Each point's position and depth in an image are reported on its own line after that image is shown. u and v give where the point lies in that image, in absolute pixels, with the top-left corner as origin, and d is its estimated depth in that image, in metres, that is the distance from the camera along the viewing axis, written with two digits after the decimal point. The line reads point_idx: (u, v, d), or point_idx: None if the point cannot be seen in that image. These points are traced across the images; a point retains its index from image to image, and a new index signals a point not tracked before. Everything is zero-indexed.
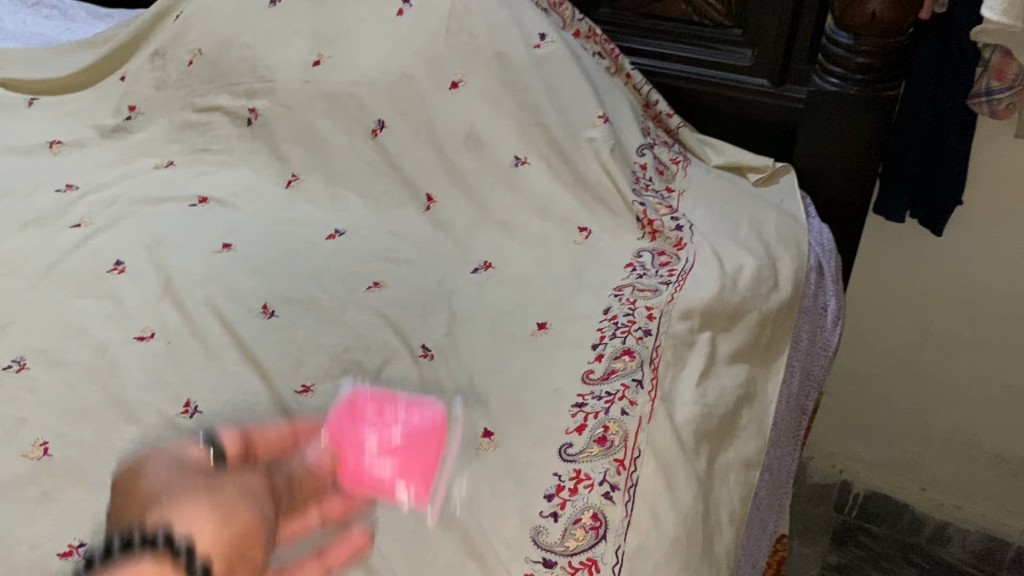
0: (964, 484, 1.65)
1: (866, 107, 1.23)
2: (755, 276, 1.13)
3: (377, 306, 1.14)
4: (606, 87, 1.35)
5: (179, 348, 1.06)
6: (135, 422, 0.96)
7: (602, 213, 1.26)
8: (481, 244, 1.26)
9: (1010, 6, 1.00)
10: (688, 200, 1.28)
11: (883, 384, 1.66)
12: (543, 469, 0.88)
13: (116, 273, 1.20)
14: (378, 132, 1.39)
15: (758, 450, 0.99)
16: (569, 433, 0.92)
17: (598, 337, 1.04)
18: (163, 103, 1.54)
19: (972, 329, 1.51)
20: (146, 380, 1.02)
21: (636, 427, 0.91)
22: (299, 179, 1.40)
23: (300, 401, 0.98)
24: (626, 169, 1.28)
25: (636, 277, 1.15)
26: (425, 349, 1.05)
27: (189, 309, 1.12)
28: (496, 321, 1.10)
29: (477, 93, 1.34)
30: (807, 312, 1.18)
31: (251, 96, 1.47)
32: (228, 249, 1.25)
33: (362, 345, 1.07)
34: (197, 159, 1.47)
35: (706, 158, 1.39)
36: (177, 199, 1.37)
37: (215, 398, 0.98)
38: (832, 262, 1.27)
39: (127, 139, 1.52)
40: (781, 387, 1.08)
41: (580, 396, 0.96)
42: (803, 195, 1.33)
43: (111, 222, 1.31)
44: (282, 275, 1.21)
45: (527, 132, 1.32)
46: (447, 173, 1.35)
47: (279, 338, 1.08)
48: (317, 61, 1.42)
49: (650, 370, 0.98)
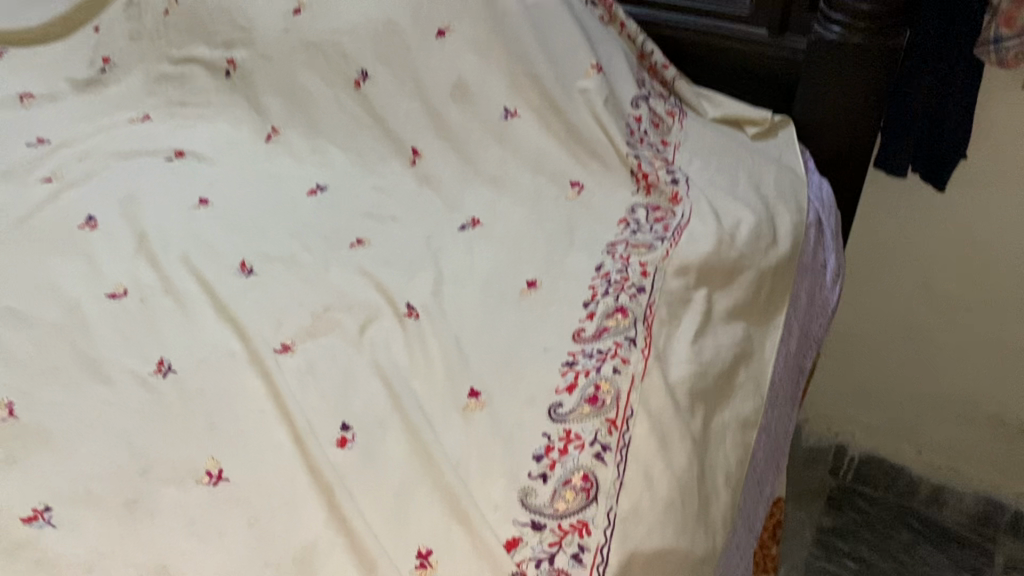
0: (961, 447, 1.63)
1: (868, 56, 1.18)
2: (754, 231, 1.09)
3: (359, 264, 1.10)
4: (599, 36, 1.30)
5: (154, 306, 1.02)
6: (106, 382, 0.91)
7: (595, 167, 1.21)
8: (470, 201, 1.22)
9: None
10: (685, 153, 1.24)
11: (881, 345, 1.63)
12: (532, 430, 0.85)
13: (87, 229, 1.15)
14: (361, 84, 1.33)
15: (755, 410, 0.96)
16: (559, 393, 0.88)
17: (590, 295, 1.01)
18: (138, 54, 1.47)
19: (972, 289, 1.48)
20: (118, 338, 0.97)
21: (628, 386, 0.87)
22: (280, 133, 1.35)
23: (280, 360, 0.94)
24: (620, 121, 1.23)
25: (630, 233, 1.10)
26: (410, 309, 1.02)
27: (164, 266, 1.08)
28: (485, 279, 1.06)
29: (464, 42, 1.29)
30: (806, 269, 1.15)
31: (229, 47, 1.41)
32: (205, 205, 1.21)
33: (344, 304, 1.03)
34: (175, 113, 1.41)
35: (702, 112, 1.34)
36: (152, 152, 1.32)
37: (190, 358, 0.94)
38: (831, 219, 1.23)
39: (101, 92, 1.46)
40: (779, 345, 1.04)
41: (571, 354, 0.93)
42: (802, 148, 1.28)
43: (83, 177, 1.26)
44: (261, 231, 1.16)
45: (517, 83, 1.26)
46: (433, 127, 1.30)
47: (258, 296, 1.04)
48: (298, 10, 1.36)
49: (644, 328, 0.94)
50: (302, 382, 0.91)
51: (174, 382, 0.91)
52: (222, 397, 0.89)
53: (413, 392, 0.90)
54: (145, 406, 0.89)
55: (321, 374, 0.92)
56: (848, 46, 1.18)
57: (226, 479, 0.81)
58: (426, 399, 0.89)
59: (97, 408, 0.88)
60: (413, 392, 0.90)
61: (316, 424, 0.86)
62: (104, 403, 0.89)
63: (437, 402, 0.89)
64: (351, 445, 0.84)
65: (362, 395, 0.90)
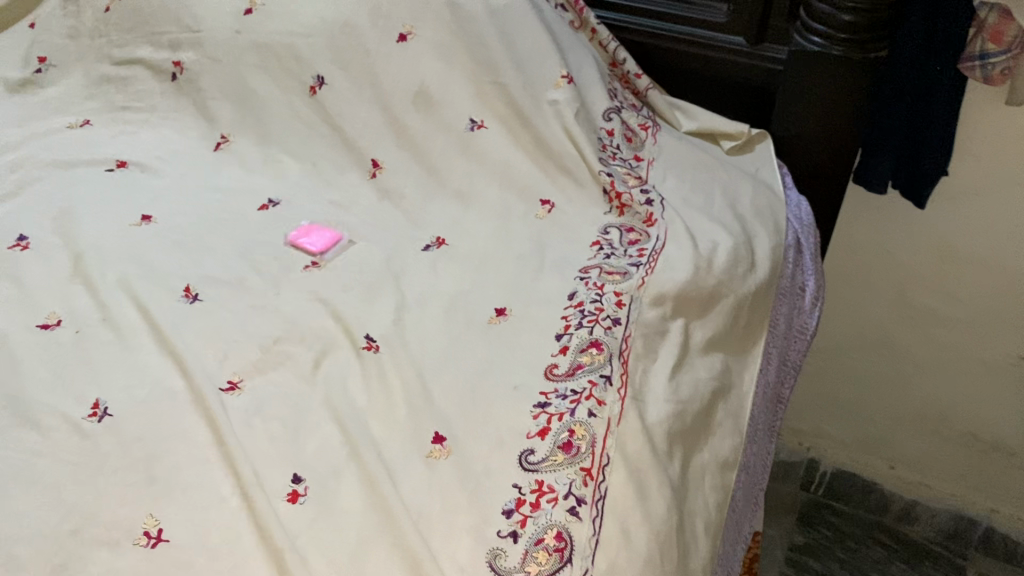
0: (934, 463, 1.61)
1: (850, 69, 1.13)
2: (732, 255, 1.03)
3: (312, 289, 1.02)
4: (570, 42, 1.24)
5: (90, 338, 0.94)
6: (34, 428, 0.84)
7: (566, 183, 1.15)
8: (433, 216, 1.15)
9: None
10: (658, 169, 1.18)
11: (855, 360, 1.60)
12: (500, 479, 0.78)
13: (18, 249, 1.07)
14: (316, 89, 1.25)
15: (735, 447, 0.90)
16: (530, 438, 0.82)
17: (563, 326, 0.94)
18: (77, 54, 1.37)
19: (949, 305, 1.44)
20: (50, 377, 0.90)
21: (604, 431, 0.81)
22: (230, 141, 1.27)
23: (225, 400, 0.87)
24: (592, 136, 1.18)
25: (604, 257, 1.04)
26: (369, 341, 0.94)
27: (101, 291, 1.00)
28: (450, 304, 1.00)
29: (426, 46, 1.21)
30: (784, 293, 1.09)
31: (175, 48, 1.31)
32: (148, 221, 1.12)
33: (296, 334, 0.95)
34: (117, 118, 1.32)
35: (676, 124, 1.29)
36: (91, 162, 1.23)
37: (129, 398, 0.87)
38: (811, 238, 1.18)
39: (38, 95, 1.37)
40: (759, 376, 0.99)
41: (543, 394, 0.87)
42: (780, 164, 1.24)
43: (15, 190, 1.17)
44: (207, 251, 1.08)
45: (483, 92, 1.19)
46: (394, 136, 1.23)
47: (202, 324, 0.96)
48: (249, 9, 1.26)
49: (619, 364, 0.88)
50: (248, 425, 0.84)
51: (109, 427, 0.84)
52: (162, 443, 0.82)
53: (370, 435, 0.83)
54: (77, 455, 0.81)
55: (270, 415, 0.85)
56: (830, 58, 1.13)
57: (167, 540, 0.74)
58: (385, 443, 0.83)
59: (24, 458, 0.81)
60: (370, 435, 0.83)
61: (265, 473, 0.80)
62: (33, 453, 0.81)
63: (397, 446, 0.82)
64: (303, 499, 0.77)
65: (315, 436, 0.83)
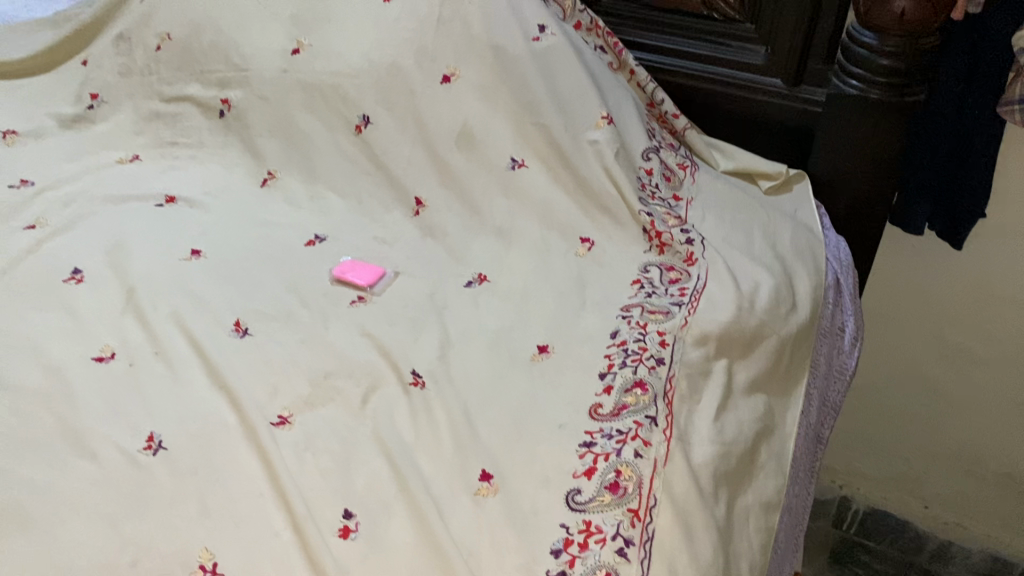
0: (970, 504, 1.60)
1: (888, 112, 1.14)
2: (773, 296, 1.04)
3: (361, 324, 1.04)
4: (609, 83, 1.26)
5: (144, 370, 0.96)
6: (90, 459, 0.85)
7: (606, 222, 1.17)
8: (475, 254, 1.16)
9: None
10: (697, 209, 1.20)
11: (889, 397, 1.60)
12: (549, 518, 0.79)
13: (72, 283, 1.09)
14: (362, 128, 1.28)
15: (779, 489, 0.91)
16: (577, 478, 0.82)
17: (606, 365, 0.95)
18: (128, 90, 1.42)
19: (985, 344, 1.44)
20: (104, 409, 0.91)
21: (651, 472, 0.82)
22: (276, 177, 1.30)
23: (276, 434, 0.88)
24: (631, 175, 1.19)
25: (646, 296, 1.06)
26: (416, 376, 0.95)
27: (153, 325, 1.02)
28: (493, 341, 1.01)
29: (469, 87, 1.24)
30: (825, 333, 1.10)
31: (224, 86, 1.35)
32: (197, 255, 1.15)
33: (345, 369, 0.96)
34: (166, 154, 1.35)
35: (714, 163, 1.31)
36: (141, 197, 1.26)
37: (182, 432, 0.88)
38: (849, 278, 1.19)
39: (89, 130, 1.41)
40: (801, 416, 1.00)
41: (588, 434, 0.87)
42: (818, 203, 1.26)
43: (68, 224, 1.19)
44: (256, 285, 1.10)
45: (525, 131, 1.22)
46: (437, 175, 1.25)
47: (252, 358, 0.98)
48: (296, 49, 1.30)
49: (664, 405, 0.89)
50: (299, 459, 0.85)
51: (164, 459, 0.85)
52: (215, 475, 0.84)
53: (418, 469, 0.84)
54: (133, 486, 0.82)
55: (319, 449, 0.86)
56: (867, 101, 1.15)
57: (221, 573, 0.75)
58: (433, 479, 0.83)
59: (81, 489, 0.82)
60: (418, 471, 0.84)
61: (316, 509, 0.81)
62: (90, 483, 0.83)
63: (445, 483, 0.83)
64: (354, 535, 0.78)
65: (364, 471, 0.84)
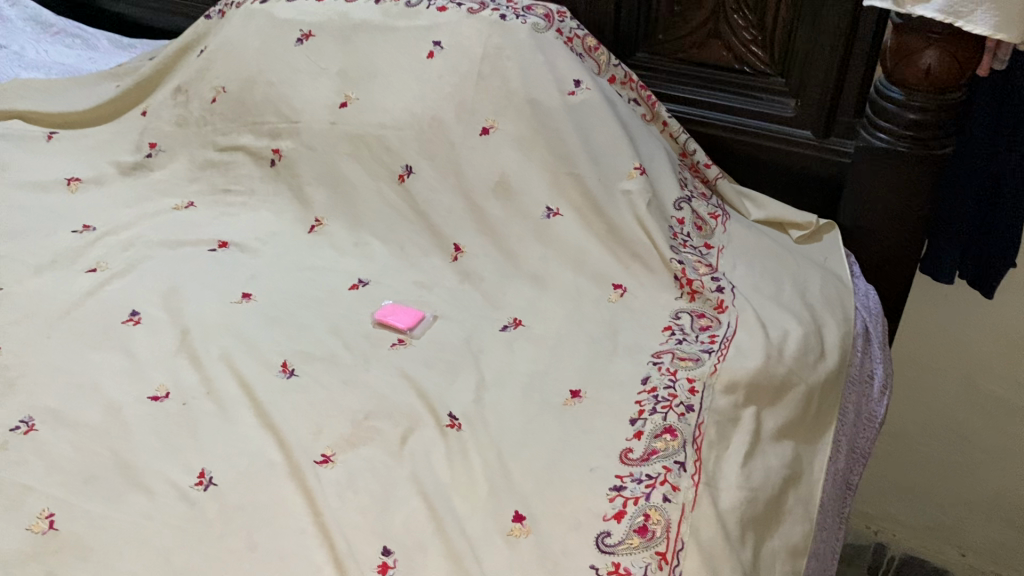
0: (1008, 553, 1.58)
1: (915, 165, 1.17)
2: (802, 344, 1.07)
3: (401, 366, 1.08)
4: (642, 134, 1.32)
5: (196, 409, 1.00)
6: (145, 493, 0.90)
7: (638, 269, 1.20)
8: (511, 298, 1.20)
9: (1007, 23, 0.94)
10: (728, 257, 1.23)
11: (923, 444, 1.60)
12: (579, 559, 0.82)
13: (130, 324, 1.15)
14: (405, 178, 1.33)
15: (805, 535, 0.93)
16: (607, 520, 0.85)
17: (636, 411, 0.98)
18: (184, 140, 1.50)
19: (1017, 393, 1.45)
20: (158, 446, 0.96)
21: (679, 516, 0.85)
22: (323, 224, 1.35)
23: (319, 472, 0.92)
24: (663, 224, 1.23)
25: (676, 343, 1.09)
26: (453, 419, 0.99)
27: (205, 365, 1.07)
28: (528, 384, 1.04)
29: (507, 139, 1.29)
30: (853, 381, 1.12)
31: (275, 136, 1.42)
32: (248, 299, 1.20)
33: (385, 411, 1.00)
34: (218, 200, 1.42)
35: (745, 212, 1.35)
36: (195, 243, 1.32)
37: (231, 469, 0.93)
38: (878, 327, 1.21)
39: (146, 177, 1.48)
40: (828, 464, 1.01)
41: (619, 478, 0.90)
42: (846, 253, 1.29)
43: (127, 268, 1.26)
44: (302, 327, 1.15)
45: (560, 182, 1.26)
46: (475, 222, 1.30)
47: (297, 399, 1.02)
48: (344, 103, 1.37)
49: (693, 451, 0.92)
50: (340, 497, 0.89)
51: (214, 495, 0.90)
52: (261, 511, 0.88)
53: (453, 509, 0.88)
54: (185, 520, 0.87)
55: (360, 488, 0.90)
56: (895, 154, 1.17)
57: None
58: (468, 520, 0.87)
59: (136, 521, 0.86)
60: (453, 512, 0.88)
61: (356, 546, 0.84)
62: (144, 517, 0.87)
63: (479, 523, 0.86)
64: (392, 571, 0.81)
65: (402, 510, 0.88)
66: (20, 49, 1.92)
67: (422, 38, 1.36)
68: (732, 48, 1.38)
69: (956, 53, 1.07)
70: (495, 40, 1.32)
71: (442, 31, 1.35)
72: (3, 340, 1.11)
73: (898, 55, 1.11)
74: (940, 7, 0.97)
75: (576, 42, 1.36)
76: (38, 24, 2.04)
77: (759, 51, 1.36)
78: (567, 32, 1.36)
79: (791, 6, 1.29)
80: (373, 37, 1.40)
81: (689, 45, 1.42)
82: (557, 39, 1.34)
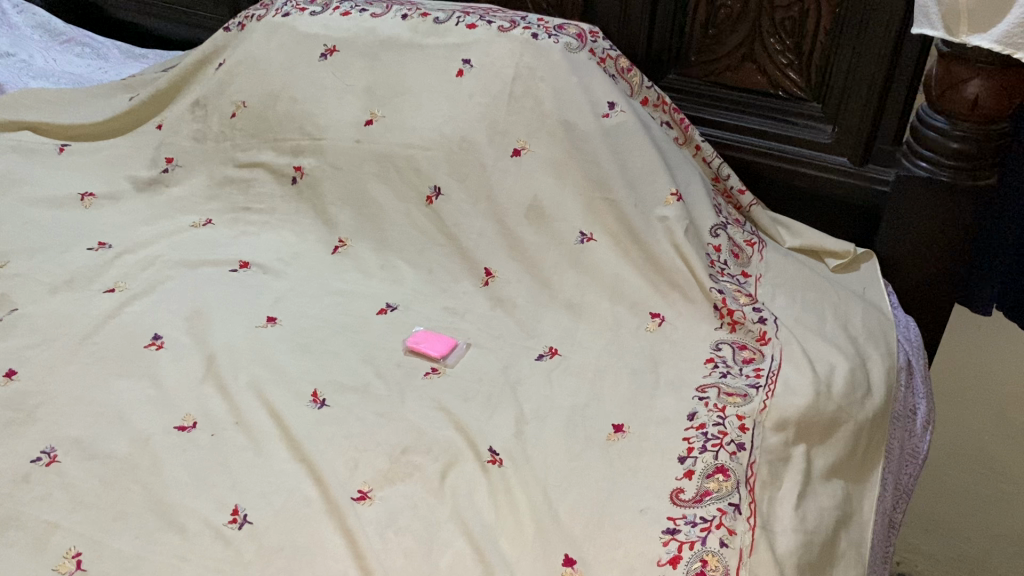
0: None
1: (957, 196, 1.16)
2: (849, 380, 1.04)
3: (435, 397, 1.04)
4: (677, 159, 1.30)
5: (226, 442, 0.97)
6: (178, 532, 0.86)
7: (677, 299, 1.17)
8: (546, 327, 1.17)
9: None
10: (767, 287, 1.20)
11: (951, 477, 1.59)
12: None
13: (153, 348, 1.11)
14: (433, 199, 1.30)
15: None
16: (662, 565, 0.82)
17: (685, 449, 0.95)
18: (203, 156, 1.46)
19: None
20: (190, 481, 0.92)
21: (737, 562, 0.81)
22: (348, 245, 1.31)
23: (357, 510, 0.89)
24: (701, 252, 1.20)
25: (720, 375, 1.05)
26: (493, 454, 0.95)
27: (233, 394, 1.03)
28: (569, 419, 1.01)
29: (541, 162, 1.27)
30: (898, 417, 1.10)
31: (297, 154, 1.39)
32: (273, 323, 1.17)
33: (423, 445, 0.97)
34: (238, 219, 1.38)
35: (781, 240, 1.32)
36: (217, 263, 1.28)
37: (267, 507, 0.89)
38: (919, 359, 1.19)
39: (163, 193, 1.44)
40: (878, 503, 0.99)
41: (671, 520, 0.86)
42: (885, 283, 1.26)
43: (147, 288, 1.21)
44: (333, 355, 1.11)
45: (595, 208, 1.24)
46: (508, 247, 1.27)
47: (331, 432, 0.98)
48: (369, 120, 1.35)
49: (747, 492, 0.89)
50: (382, 537, 0.86)
51: (250, 534, 0.86)
52: (302, 552, 0.84)
53: (500, 550, 0.84)
54: (219, 561, 0.83)
55: (401, 527, 0.87)
56: (936, 183, 1.16)
57: None
58: (517, 565, 0.83)
59: (171, 563, 0.82)
60: (500, 554, 0.84)
61: None
62: (178, 557, 0.83)
63: (528, 566, 0.82)
64: None
65: (448, 552, 0.84)
66: (28, 57, 1.88)
67: (451, 57, 1.35)
68: (767, 72, 1.36)
69: (1002, 82, 1.06)
70: (528, 60, 1.30)
71: (472, 50, 1.34)
72: (21, 364, 1.07)
73: (943, 83, 1.10)
74: (996, 38, 0.95)
75: (610, 63, 1.35)
76: (47, 32, 2.01)
77: (795, 76, 1.34)
78: (600, 53, 1.35)
79: (828, 32, 1.28)
80: (402, 56, 1.37)
81: (722, 68, 1.40)
82: (590, 59, 1.32)
